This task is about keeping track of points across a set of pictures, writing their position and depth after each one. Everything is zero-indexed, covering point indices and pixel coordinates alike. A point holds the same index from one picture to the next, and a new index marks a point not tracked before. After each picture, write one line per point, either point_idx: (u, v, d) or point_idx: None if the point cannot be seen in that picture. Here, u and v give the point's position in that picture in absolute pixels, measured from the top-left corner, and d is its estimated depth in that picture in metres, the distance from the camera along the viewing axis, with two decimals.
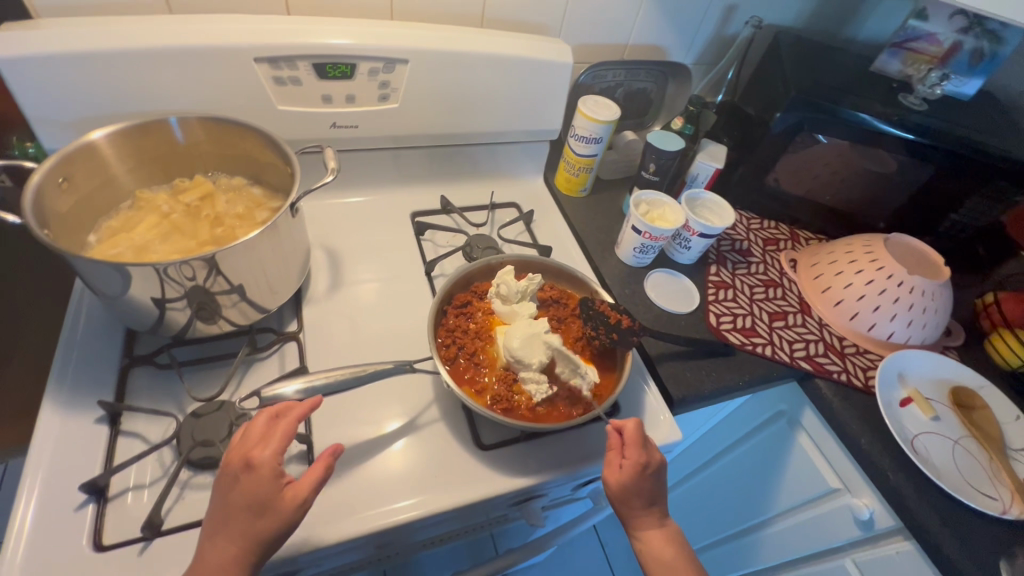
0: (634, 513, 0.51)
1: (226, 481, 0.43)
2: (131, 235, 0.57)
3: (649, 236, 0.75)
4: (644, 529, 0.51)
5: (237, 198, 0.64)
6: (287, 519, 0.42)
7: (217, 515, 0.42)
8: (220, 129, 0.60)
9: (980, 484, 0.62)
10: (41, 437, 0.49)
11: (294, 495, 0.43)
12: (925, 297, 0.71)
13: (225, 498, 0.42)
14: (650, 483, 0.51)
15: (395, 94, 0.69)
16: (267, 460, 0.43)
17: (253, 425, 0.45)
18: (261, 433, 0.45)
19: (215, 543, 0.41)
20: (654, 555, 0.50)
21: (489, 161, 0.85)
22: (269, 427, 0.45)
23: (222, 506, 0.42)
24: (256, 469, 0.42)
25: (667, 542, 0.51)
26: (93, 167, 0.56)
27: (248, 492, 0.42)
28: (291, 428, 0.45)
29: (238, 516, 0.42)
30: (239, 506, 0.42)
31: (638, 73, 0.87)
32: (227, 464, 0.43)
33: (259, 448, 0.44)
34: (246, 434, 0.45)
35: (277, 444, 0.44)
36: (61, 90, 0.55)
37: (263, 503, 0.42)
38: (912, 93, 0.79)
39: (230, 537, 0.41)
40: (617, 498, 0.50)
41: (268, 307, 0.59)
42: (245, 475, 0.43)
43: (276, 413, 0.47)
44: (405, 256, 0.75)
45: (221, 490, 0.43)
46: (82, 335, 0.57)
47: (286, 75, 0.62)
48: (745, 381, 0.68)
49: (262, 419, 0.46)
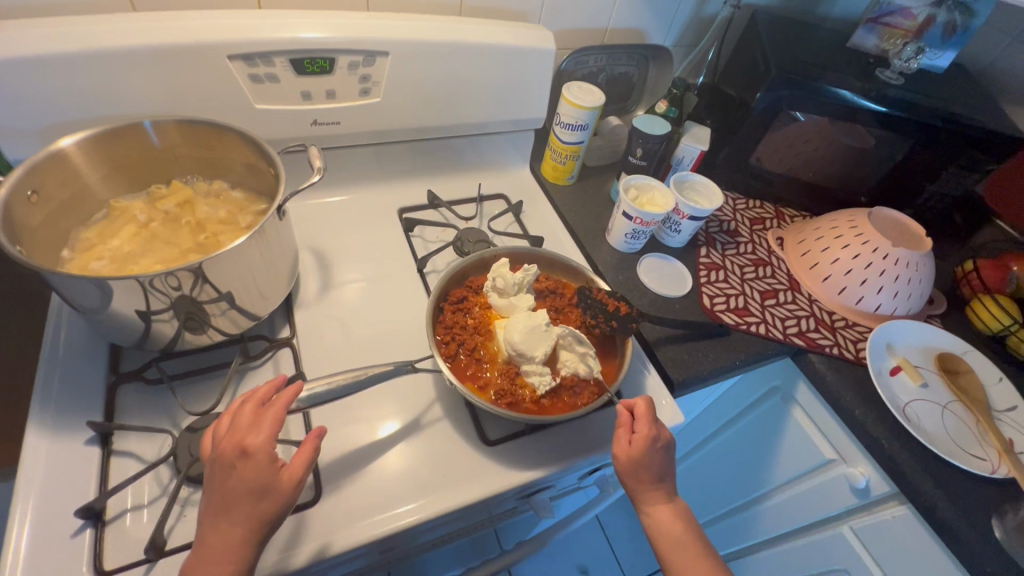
0: (644, 489, 0.51)
1: (219, 470, 0.41)
2: (109, 246, 0.55)
3: (639, 222, 0.75)
4: (652, 503, 0.51)
5: (218, 203, 0.62)
6: (287, 499, 0.42)
7: (215, 504, 0.41)
8: (197, 132, 0.58)
9: (970, 446, 0.64)
10: (29, 463, 0.46)
11: (291, 475, 0.42)
12: (909, 268, 0.73)
13: (221, 487, 0.41)
14: (660, 455, 0.51)
15: (376, 88, 0.67)
16: (261, 445, 0.42)
17: (241, 413, 0.44)
18: (249, 420, 0.44)
19: (215, 530, 0.40)
20: (664, 535, 0.50)
21: (475, 153, 0.83)
22: (257, 414, 0.44)
23: (218, 494, 0.41)
24: (252, 455, 0.41)
25: (676, 519, 0.51)
26: (64, 177, 0.53)
27: (246, 478, 0.41)
28: (282, 412, 0.44)
29: (239, 502, 0.40)
30: (238, 493, 0.40)
31: (619, 58, 0.86)
32: (219, 453, 0.42)
33: (252, 434, 0.43)
34: (233, 422, 0.44)
35: (270, 428, 0.43)
36: (23, 97, 0.51)
37: (263, 487, 0.41)
38: (888, 68, 0.81)
39: (233, 521, 0.40)
40: (627, 471, 0.51)
41: (260, 313, 0.57)
42: (240, 463, 0.41)
43: (262, 400, 0.46)
44: (396, 254, 0.73)
45: (214, 480, 0.41)
46: (64, 354, 0.54)
47: (262, 73, 0.60)
48: (742, 361, 0.68)
49: (248, 407, 0.45)
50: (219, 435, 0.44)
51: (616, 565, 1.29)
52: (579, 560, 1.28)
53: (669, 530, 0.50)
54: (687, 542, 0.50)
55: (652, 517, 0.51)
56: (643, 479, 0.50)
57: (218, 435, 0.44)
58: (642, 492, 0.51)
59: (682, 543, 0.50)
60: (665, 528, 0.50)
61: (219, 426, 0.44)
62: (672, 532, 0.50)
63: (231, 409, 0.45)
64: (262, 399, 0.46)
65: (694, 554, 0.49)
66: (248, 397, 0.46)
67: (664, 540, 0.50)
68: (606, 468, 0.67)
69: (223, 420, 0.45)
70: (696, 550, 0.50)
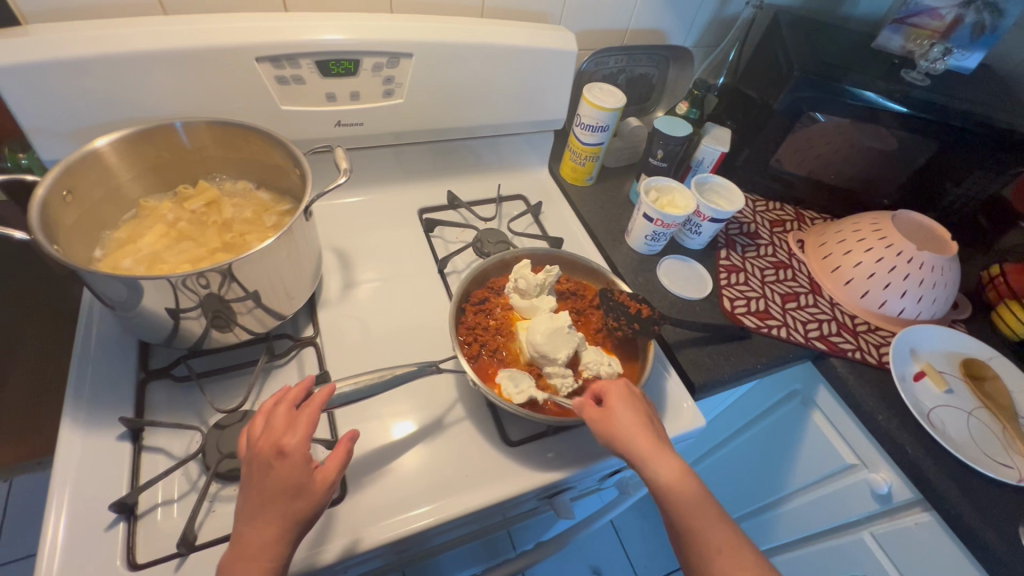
0: (643, 442, 0.47)
1: (258, 469, 0.42)
2: (138, 246, 0.56)
3: (660, 224, 0.75)
4: (653, 457, 0.46)
5: (244, 203, 0.63)
6: (321, 500, 0.42)
7: (252, 502, 0.41)
8: (226, 133, 0.59)
9: (995, 453, 0.63)
10: (63, 456, 0.48)
11: (325, 477, 0.43)
12: (935, 273, 0.72)
13: (258, 485, 0.42)
14: (634, 409, 0.49)
15: (399, 90, 0.68)
16: (298, 447, 0.42)
17: (276, 414, 0.44)
18: (285, 420, 0.44)
19: (252, 528, 0.40)
20: (674, 497, 0.45)
21: (494, 154, 0.84)
22: (291, 416, 0.45)
23: (255, 492, 0.41)
24: (289, 456, 0.42)
25: (686, 474, 0.45)
26: (98, 177, 0.54)
27: (283, 478, 0.41)
28: (316, 414, 0.45)
29: (274, 501, 0.41)
30: (274, 492, 0.41)
31: (639, 59, 0.86)
32: (257, 453, 0.42)
33: (288, 435, 0.43)
34: (269, 422, 0.44)
35: (305, 431, 0.43)
36: (58, 99, 0.53)
37: (299, 487, 0.41)
38: (914, 69, 0.80)
39: (268, 520, 0.41)
40: (608, 419, 0.48)
41: (285, 313, 0.58)
42: (277, 463, 0.42)
43: (295, 402, 0.46)
44: (416, 255, 0.74)
45: (253, 478, 0.42)
46: (95, 350, 0.56)
47: (289, 74, 0.61)
48: (763, 364, 0.68)
49: (282, 407, 0.45)
50: (254, 435, 0.44)
51: (628, 567, 1.28)
52: (591, 561, 1.28)
53: (681, 489, 0.45)
54: (700, 501, 0.44)
55: (659, 480, 0.45)
56: (632, 434, 0.47)
57: (253, 433, 0.44)
58: (643, 449, 0.46)
59: (696, 504, 0.44)
60: (676, 487, 0.45)
61: (253, 425, 0.45)
62: (685, 491, 0.45)
63: (265, 408, 0.46)
64: (295, 400, 0.46)
65: (711, 515, 0.44)
66: (281, 398, 0.46)
67: (674, 503, 0.45)
68: (626, 470, 0.67)
69: (257, 419, 0.45)
70: (710, 507, 0.45)
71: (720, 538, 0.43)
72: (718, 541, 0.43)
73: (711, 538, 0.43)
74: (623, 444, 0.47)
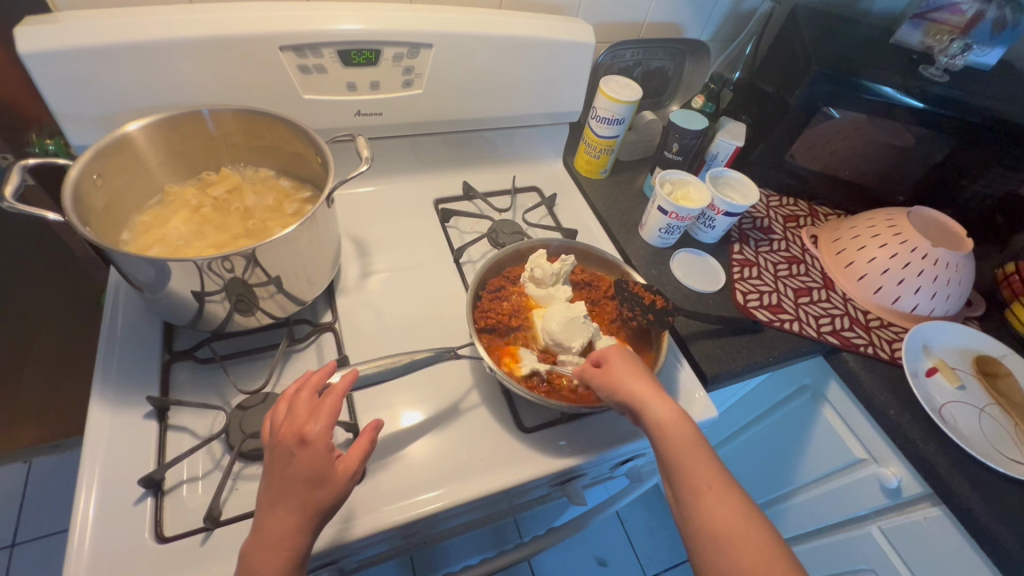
0: (641, 387, 0.48)
1: (281, 456, 0.43)
2: (164, 230, 0.57)
3: (675, 217, 0.75)
4: (649, 398, 0.48)
5: (265, 190, 0.64)
6: (342, 490, 0.43)
7: (275, 488, 0.42)
8: (251, 120, 0.60)
9: (1007, 450, 0.63)
10: (93, 433, 0.49)
11: (347, 467, 0.44)
12: (949, 269, 0.72)
13: (281, 471, 0.42)
14: (635, 362, 0.51)
15: (418, 80, 0.68)
16: (320, 435, 0.43)
17: (298, 401, 0.45)
18: (308, 408, 0.45)
19: (273, 516, 0.41)
20: (670, 438, 0.46)
21: (509, 146, 0.84)
22: (314, 404, 0.45)
23: (278, 478, 0.42)
24: (311, 444, 0.42)
25: (682, 419, 0.47)
26: (126, 163, 0.56)
27: (305, 466, 0.42)
28: (339, 402, 0.45)
29: (296, 488, 0.42)
30: (297, 479, 0.42)
31: (655, 52, 0.86)
32: (280, 441, 0.43)
33: (311, 423, 0.43)
34: (291, 410, 0.45)
35: (328, 419, 0.44)
36: (89, 86, 0.54)
37: (322, 476, 0.42)
38: (933, 64, 0.79)
39: (290, 509, 0.41)
40: (604, 372, 0.50)
41: (305, 298, 0.59)
42: (300, 450, 0.42)
43: (317, 389, 0.47)
44: (431, 244, 0.75)
45: (276, 464, 0.43)
46: (121, 332, 0.57)
47: (311, 64, 0.62)
48: (775, 357, 0.68)
49: (304, 394, 0.46)
50: (278, 422, 0.45)
51: (634, 559, 1.29)
52: (598, 553, 1.29)
53: (676, 430, 0.46)
54: (696, 444, 0.45)
55: (654, 421, 0.47)
56: (631, 380, 0.49)
57: (276, 421, 0.45)
58: (642, 393, 0.48)
59: (693, 447, 0.45)
60: (671, 428, 0.46)
61: (276, 413, 0.45)
62: (680, 433, 0.46)
63: (287, 396, 0.46)
64: (317, 387, 0.47)
65: (708, 458, 0.45)
66: (303, 385, 0.47)
67: (668, 443, 0.46)
68: (638, 459, 0.68)
69: (280, 406, 0.46)
70: (705, 451, 0.45)
71: (711, 479, 0.44)
72: (709, 481, 0.44)
73: (702, 479, 0.44)
74: (619, 391, 0.49)
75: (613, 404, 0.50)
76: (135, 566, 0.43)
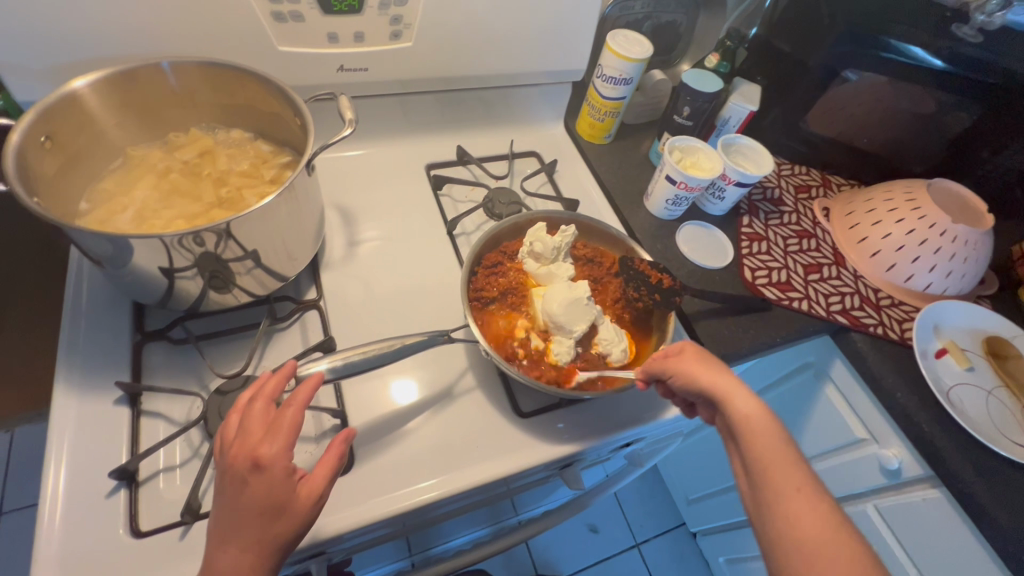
0: (723, 376, 0.44)
1: (231, 483, 0.38)
2: (126, 199, 0.52)
3: (684, 187, 0.71)
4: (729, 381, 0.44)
5: (240, 153, 0.58)
6: (305, 518, 0.39)
7: (224, 520, 0.37)
8: (218, 74, 0.53)
9: (1013, 433, 0.62)
10: (59, 419, 0.46)
11: (311, 491, 0.39)
12: (967, 247, 0.69)
13: (232, 501, 0.37)
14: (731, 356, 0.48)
15: (408, 32, 0.61)
16: (277, 457, 0.38)
17: (251, 417, 0.40)
18: (261, 425, 0.40)
19: (222, 554, 0.36)
20: (747, 423, 0.41)
21: (505, 106, 0.78)
22: (271, 420, 0.40)
23: (228, 508, 0.37)
24: (266, 469, 0.38)
25: (763, 410, 0.42)
26: (77, 123, 0.50)
27: (260, 494, 0.37)
28: (299, 417, 0.40)
29: (249, 521, 0.37)
30: (251, 509, 0.37)
31: (666, 3, 0.80)
32: (231, 463, 0.38)
33: (265, 444, 0.39)
34: (244, 426, 0.40)
35: (286, 439, 0.39)
36: (26, 34, 0.47)
37: (280, 505, 0.38)
38: (967, 23, 0.72)
39: (241, 545, 0.37)
40: (685, 350, 0.47)
41: (287, 275, 0.55)
42: (253, 477, 0.38)
43: (272, 399, 0.42)
44: (423, 214, 0.69)
45: (227, 492, 0.38)
46: (88, 308, 0.53)
47: (286, 10, 0.55)
48: (783, 337, 0.66)
49: (258, 407, 0.41)
50: (229, 441, 0.40)
51: (626, 527, 1.31)
52: (589, 519, 1.31)
53: (759, 423, 0.41)
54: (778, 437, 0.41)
55: (739, 408, 0.42)
56: (705, 367, 0.45)
57: (228, 438, 0.40)
58: (719, 383, 0.44)
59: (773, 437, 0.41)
60: (755, 419, 0.41)
61: (228, 429, 0.41)
62: (763, 427, 0.41)
63: (240, 408, 0.42)
64: (272, 396, 0.42)
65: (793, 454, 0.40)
66: (258, 393, 0.42)
67: (748, 429, 0.41)
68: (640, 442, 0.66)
69: (232, 419, 0.41)
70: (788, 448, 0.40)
71: (794, 476, 0.39)
72: (795, 479, 0.39)
73: (787, 475, 0.39)
74: (705, 371, 0.45)
75: (688, 386, 0.45)
76: (109, 560, 0.40)
